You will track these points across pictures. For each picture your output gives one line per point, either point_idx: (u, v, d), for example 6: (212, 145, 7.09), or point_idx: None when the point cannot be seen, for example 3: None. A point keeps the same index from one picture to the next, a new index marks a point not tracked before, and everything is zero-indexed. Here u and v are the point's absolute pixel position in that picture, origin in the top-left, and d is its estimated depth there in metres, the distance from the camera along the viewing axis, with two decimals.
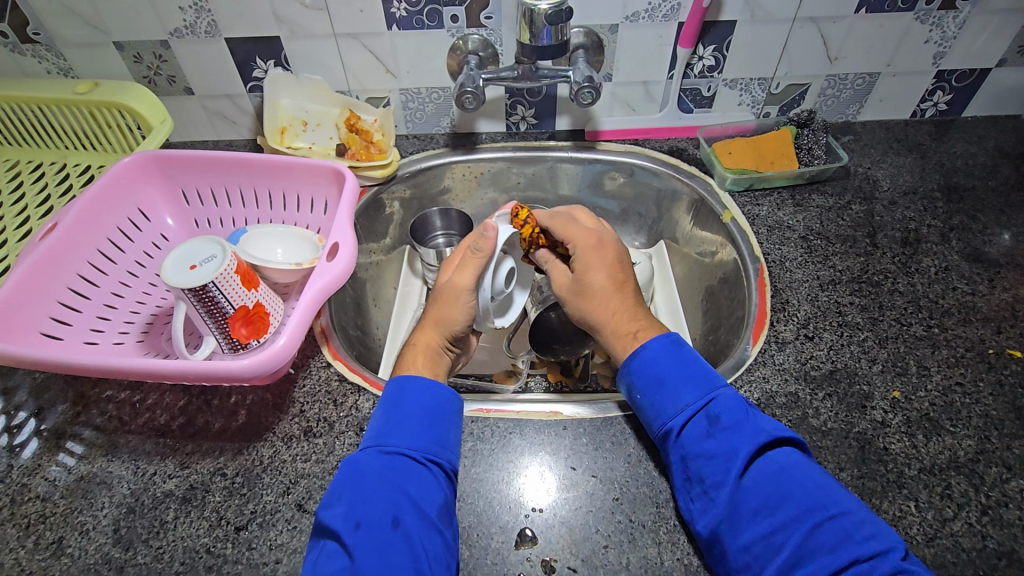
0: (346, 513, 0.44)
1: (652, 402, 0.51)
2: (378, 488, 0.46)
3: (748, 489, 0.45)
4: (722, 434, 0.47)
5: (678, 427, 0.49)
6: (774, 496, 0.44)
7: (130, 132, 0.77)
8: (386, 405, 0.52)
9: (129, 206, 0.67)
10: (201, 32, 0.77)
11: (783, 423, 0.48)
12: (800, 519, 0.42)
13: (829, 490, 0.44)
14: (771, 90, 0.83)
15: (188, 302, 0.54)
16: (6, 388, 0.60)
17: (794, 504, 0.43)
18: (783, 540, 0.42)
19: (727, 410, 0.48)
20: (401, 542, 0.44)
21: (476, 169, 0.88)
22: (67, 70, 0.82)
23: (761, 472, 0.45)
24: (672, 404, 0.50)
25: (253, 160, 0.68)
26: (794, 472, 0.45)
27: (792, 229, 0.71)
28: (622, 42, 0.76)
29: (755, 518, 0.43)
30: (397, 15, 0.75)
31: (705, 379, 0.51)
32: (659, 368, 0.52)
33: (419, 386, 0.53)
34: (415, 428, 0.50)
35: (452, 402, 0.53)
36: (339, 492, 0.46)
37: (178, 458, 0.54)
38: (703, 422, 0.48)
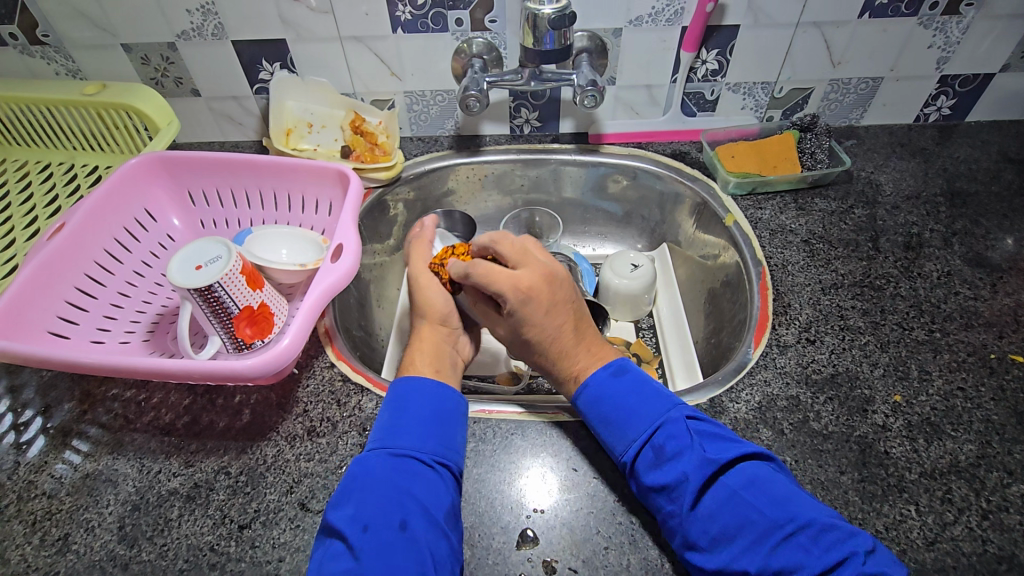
0: (353, 517, 0.45)
1: (609, 432, 0.51)
2: (384, 490, 0.46)
3: (700, 517, 0.44)
4: (669, 465, 0.47)
5: (630, 461, 0.49)
6: (729, 521, 0.44)
7: (138, 133, 0.77)
8: (392, 401, 0.53)
9: (135, 206, 0.68)
10: (208, 35, 0.78)
11: (738, 442, 0.48)
12: (759, 542, 0.42)
13: (786, 504, 0.44)
14: (775, 94, 0.83)
15: (194, 302, 0.55)
16: (13, 385, 0.60)
17: (750, 529, 0.43)
18: (746, 565, 0.42)
19: (678, 433, 0.49)
20: (405, 545, 0.44)
21: (479, 171, 0.88)
22: (76, 72, 0.83)
23: (713, 498, 0.45)
24: (621, 441, 0.50)
25: (259, 161, 0.68)
26: (744, 494, 0.44)
27: (794, 232, 0.72)
28: (625, 45, 0.77)
29: (714, 545, 0.43)
30: (402, 18, 0.75)
31: (652, 408, 0.51)
32: (604, 406, 0.52)
33: (421, 384, 0.53)
34: (420, 427, 0.51)
35: (457, 405, 0.53)
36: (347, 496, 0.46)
37: (182, 457, 0.54)
38: (649, 456, 0.48)
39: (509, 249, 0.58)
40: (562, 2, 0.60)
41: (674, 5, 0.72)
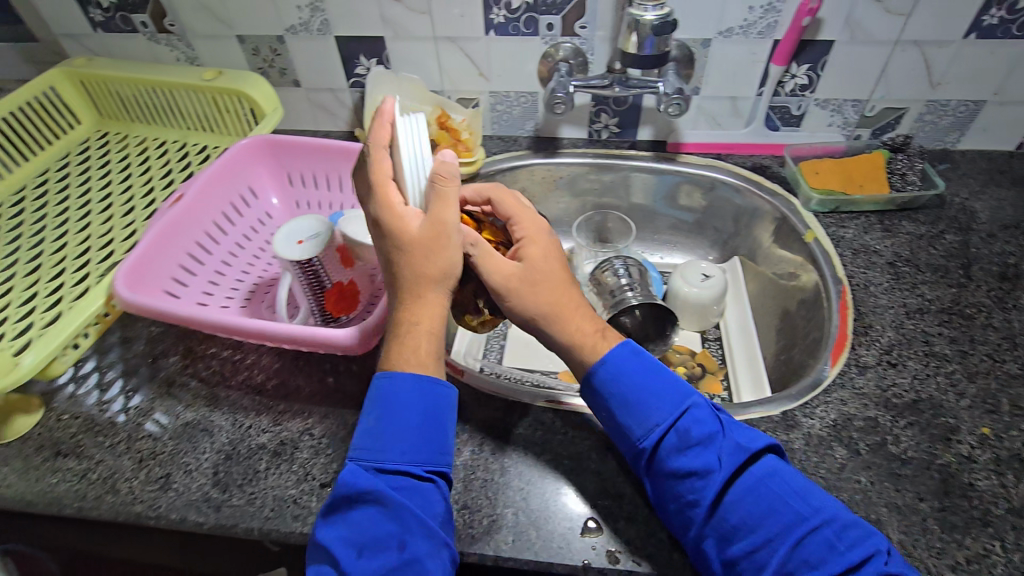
0: (347, 539, 0.43)
1: (630, 412, 0.49)
2: (377, 513, 0.43)
3: (727, 509, 0.44)
4: (695, 451, 0.46)
5: (651, 446, 0.48)
6: (758, 512, 0.43)
7: (244, 117, 0.84)
8: (372, 409, 0.47)
9: (241, 184, 0.74)
10: (314, 30, 0.84)
11: (743, 438, 0.47)
12: (784, 533, 0.42)
13: (808, 497, 0.44)
14: (865, 113, 0.81)
15: (293, 273, 0.60)
16: (127, 336, 0.67)
17: (778, 520, 0.43)
18: (768, 557, 0.42)
19: (702, 417, 0.48)
20: (410, 566, 0.42)
21: (555, 173, 0.90)
22: (194, 59, 0.91)
23: (740, 485, 0.45)
24: (642, 423, 0.48)
25: (355, 149, 0.73)
26: (771, 482, 0.44)
27: (879, 253, 0.70)
28: (713, 56, 0.77)
29: (739, 538, 0.43)
30: (495, 22, 0.78)
31: (669, 392, 0.49)
32: (625, 385, 0.49)
33: (405, 386, 0.46)
34: (416, 440, 0.46)
35: (448, 397, 0.48)
36: (338, 520, 0.44)
37: (271, 415, 0.58)
38: (671, 442, 0.47)
39: (511, 203, 0.56)
40: (665, 10, 0.62)
41: (767, 18, 0.72)
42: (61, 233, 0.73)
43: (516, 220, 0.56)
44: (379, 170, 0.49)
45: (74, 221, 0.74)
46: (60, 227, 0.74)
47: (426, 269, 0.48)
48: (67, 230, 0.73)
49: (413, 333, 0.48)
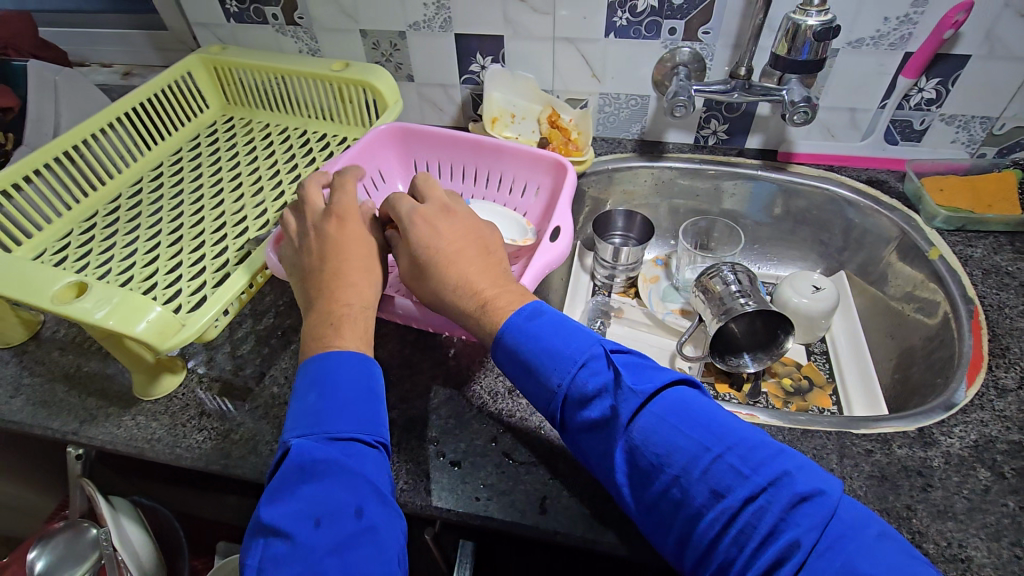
0: (302, 507, 0.40)
1: (523, 370, 0.47)
2: (331, 482, 0.41)
3: (651, 459, 0.41)
4: (597, 400, 0.44)
5: (562, 403, 0.46)
6: (666, 452, 0.41)
7: (365, 108, 0.87)
8: (310, 385, 0.46)
9: (374, 167, 0.78)
10: (437, 27, 0.87)
11: (624, 373, 0.44)
12: (691, 467, 0.40)
13: (717, 427, 0.41)
14: (994, 130, 0.78)
15: None
16: (259, 309, 0.71)
17: (689, 459, 0.40)
18: (716, 510, 0.39)
19: (591, 368, 0.45)
20: (368, 532, 0.40)
21: (659, 176, 0.90)
22: (316, 51, 0.95)
23: (639, 428, 0.42)
24: (545, 383, 0.46)
25: (483, 142, 0.75)
26: (665, 418, 0.42)
27: (1012, 275, 0.67)
28: (837, 67, 0.76)
29: (672, 487, 0.40)
30: (617, 24, 0.80)
31: (575, 342, 0.46)
32: (524, 340, 0.47)
33: (343, 364, 0.47)
34: (322, 408, 0.44)
35: (376, 374, 0.48)
36: (292, 489, 0.41)
37: (400, 393, 0.62)
38: (575, 398, 0.45)
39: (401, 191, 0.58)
40: (829, 16, 0.62)
41: (902, 29, 0.71)
42: (198, 208, 0.77)
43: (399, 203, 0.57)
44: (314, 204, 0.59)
45: (209, 197, 0.79)
46: (197, 202, 0.78)
47: (344, 279, 0.53)
48: (203, 206, 0.78)
49: (346, 318, 0.50)
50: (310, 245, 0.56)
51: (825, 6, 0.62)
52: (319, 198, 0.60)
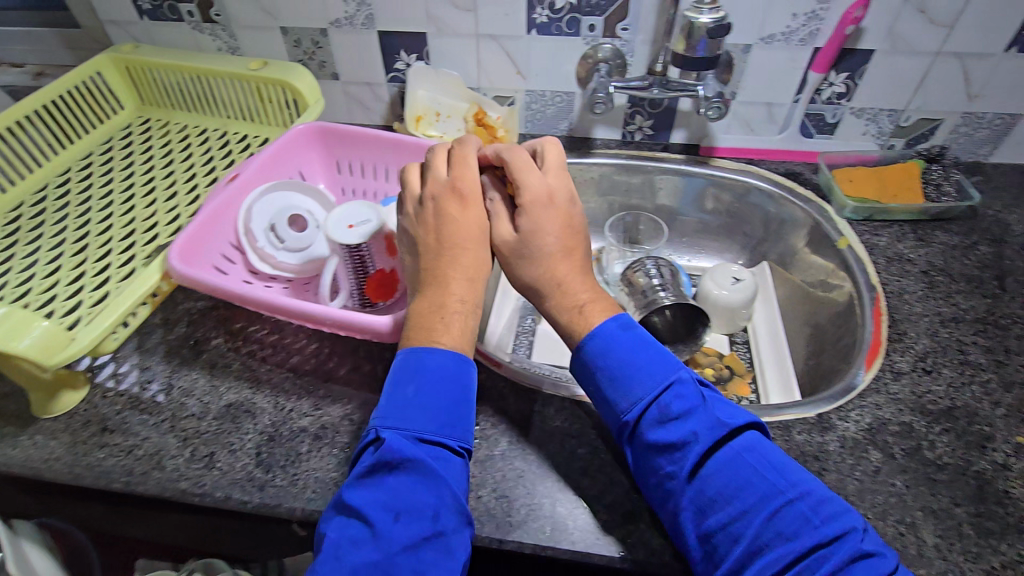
0: (385, 503, 0.42)
1: (621, 379, 0.49)
2: (416, 481, 0.43)
3: (705, 479, 0.44)
4: (674, 424, 0.46)
5: (633, 420, 0.48)
6: (733, 484, 0.44)
7: (286, 108, 0.85)
8: (405, 379, 0.48)
9: (294, 167, 0.76)
10: (358, 24, 0.85)
11: (721, 416, 0.47)
12: (759, 507, 0.42)
13: (786, 473, 0.44)
14: (900, 123, 0.81)
15: (340, 257, 0.62)
16: (170, 318, 0.68)
17: (754, 492, 0.43)
18: (743, 530, 0.42)
19: (689, 398, 0.47)
20: (439, 539, 0.42)
21: (588, 173, 0.91)
22: (236, 49, 0.92)
23: (716, 460, 0.45)
24: (710, 413, 0.47)
25: (406, 143, 0.74)
26: (748, 456, 0.45)
27: (912, 262, 0.70)
28: (751, 62, 0.78)
29: (726, 505, 0.43)
30: (538, 21, 0.79)
31: (671, 365, 0.50)
32: (608, 356, 0.50)
33: (439, 360, 0.49)
34: (419, 407, 0.47)
35: (469, 376, 0.50)
36: (380, 481, 0.44)
37: (313, 400, 0.60)
38: (654, 414, 0.47)
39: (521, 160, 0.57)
40: (721, 14, 0.63)
41: (810, 25, 0.73)
42: (107, 214, 0.74)
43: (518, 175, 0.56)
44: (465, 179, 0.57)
45: (119, 203, 0.76)
46: (106, 209, 0.75)
47: (460, 267, 0.53)
48: (113, 212, 0.75)
49: (457, 313, 0.52)
50: (427, 219, 0.56)
51: (716, 4, 0.63)
52: (418, 182, 0.60)
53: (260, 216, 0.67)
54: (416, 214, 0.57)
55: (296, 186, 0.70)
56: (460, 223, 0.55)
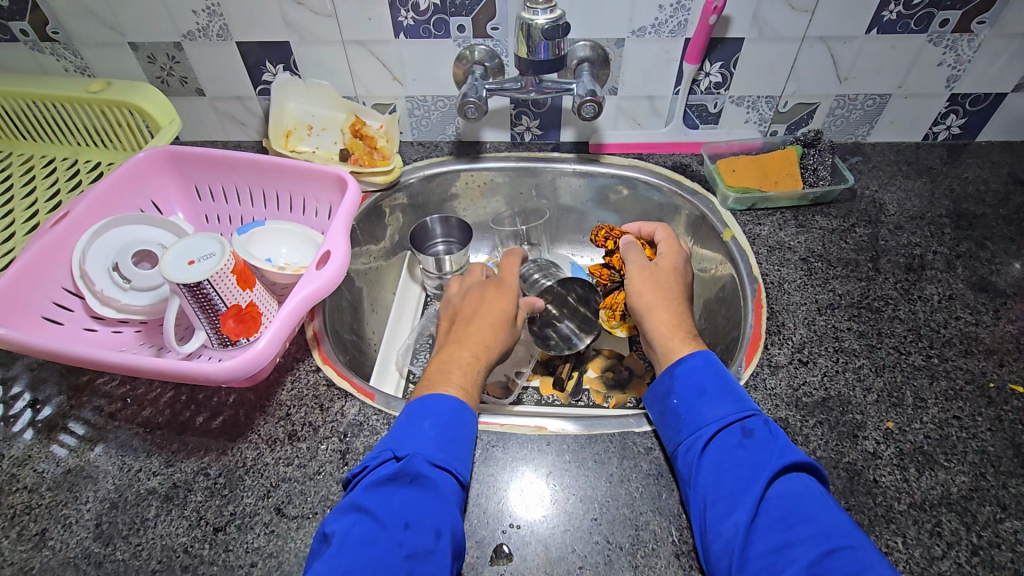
0: (395, 511, 0.45)
1: (688, 407, 0.53)
2: (429, 499, 0.46)
3: (771, 501, 0.45)
4: (755, 447, 0.48)
5: (713, 436, 0.50)
6: (795, 515, 0.44)
7: (140, 131, 0.78)
8: (423, 414, 0.51)
9: (142, 197, 0.69)
10: (214, 35, 0.78)
11: (796, 447, 0.48)
12: (813, 543, 0.42)
13: (835, 515, 0.44)
14: (779, 108, 0.82)
15: (182, 296, 0.55)
16: (4, 377, 0.61)
17: (812, 528, 0.43)
18: (796, 556, 0.41)
19: (763, 428, 0.50)
20: (441, 555, 0.43)
21: (480, 178, 0.88)
22: (84, 69, 0.83)
23: (784, 489, 0.46)
24: (711, 411, 0.52)
25: (262, 162, 0.69)
26: (806, 495, 0.45)
27: (793, 250, 0.71)
28: (627, 56, 0.76)
29: (769, 533, 0.43)
30: (404, 23, 0.75)
31: (743, 399, 0.52)
32: (701, 379, 0.54)
33: (437, 402, 0.52)
34: (436, 440, 0.50)
35: (472, 430, 0.53)
36: (395, 489, 0.46)
37: (164, 456, 0.55)
38: (737, 433, 0.50)
39: (666, 237, 0.71)
40: (555, 13, 0.62)
41: (677, 16, 0.71)
42: None
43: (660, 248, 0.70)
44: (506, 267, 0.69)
45: None
46: None
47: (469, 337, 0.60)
48: None
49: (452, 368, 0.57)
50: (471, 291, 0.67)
51: (549, 4, 0.62)
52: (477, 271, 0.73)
53: (100, 257, 0.60)
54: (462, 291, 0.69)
55: (139, 219, 0.63)
56: (486, 302, 0.64)
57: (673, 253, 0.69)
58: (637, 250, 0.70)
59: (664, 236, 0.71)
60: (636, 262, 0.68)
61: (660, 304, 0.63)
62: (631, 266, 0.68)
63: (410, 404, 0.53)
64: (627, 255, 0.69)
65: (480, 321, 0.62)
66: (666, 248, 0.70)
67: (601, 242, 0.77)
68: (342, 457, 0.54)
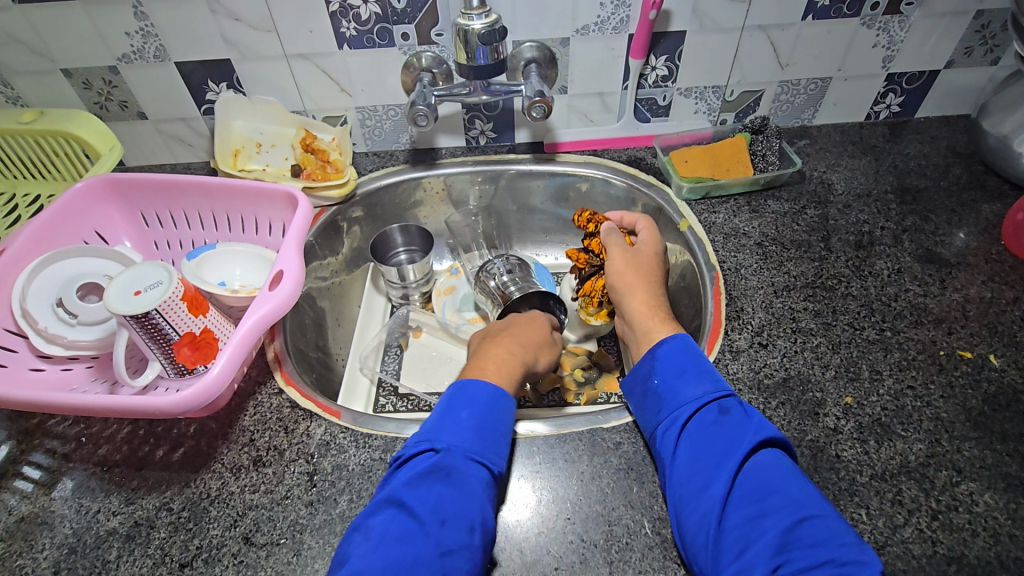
0: (432, 507, 0.44)
1: (667, 387, 0.54)
2: (461, 492, 0.46)
3: (746, 473, 0.46)
4: (730, 423, 0.49)
5: (691, 413, 0.51)
6: (768, 486, 0.44)
7: (80, 159, 0.75)
8: (463, 404, 0.52)
9: (86, 227, 0.67)
10: (151, 57, 0.76)
11: (770, 423, 0.49)
12: (787, 512, 0.43)
13: (813, 490, 0.45)
14: (726, 97, 0.83)
15: (130, 329, 0.53)
16: None
17: (785, 498, 0.43)
18: (768, 526, 0.42)
19: (739, 407, 0.51)
20: (473, 551, 0.43)
21: (438, 185, 0.88)
22: (16, 99, 0.80)
23: (758, 462, 0.46)
24: (690, 390, 0.52)
25: (208, 184, 0.67)
26: (784, 469, 0.46)
27: (748, 235, 0.72)
28: (573, 54, 0.76)
29: (744, 505, 0.44)
30: (347, 35, 0.74)
31: (720, 378, 0.54)
32: (681, 359, 0.55)
33: (479, 391, 0.53)
34: (474, 433, 0.50)
35: (510, 410, 0.53)
36: (428, 485, 0.46)
37: (123, 494, 0.53)
38: (713, 411, 0.51)
39: (645, 225, 0.71)
40: (491, 17, 0.62)
41: (619, 12, 0.72)
42: None
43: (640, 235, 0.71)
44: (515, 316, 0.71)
45: None
46: None
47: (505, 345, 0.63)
48: None
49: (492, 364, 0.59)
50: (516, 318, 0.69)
51: (484, 9, 0.62)
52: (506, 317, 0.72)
53: (42, 294, 0.58)
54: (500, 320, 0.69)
55: (82, 251, 0.61)
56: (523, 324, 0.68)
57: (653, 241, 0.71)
58: (617, 237, 0.70)
59: (643, 224, 0.71)
60: (618, 248, 0.68)
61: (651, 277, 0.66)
62: (614, 251, 0.68)
63: (466, 382, 0.55)
64: (608, 239, 0.70)
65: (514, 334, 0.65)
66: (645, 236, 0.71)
67: (583, 225, 0.73)
68: (310, 479, 0.53)
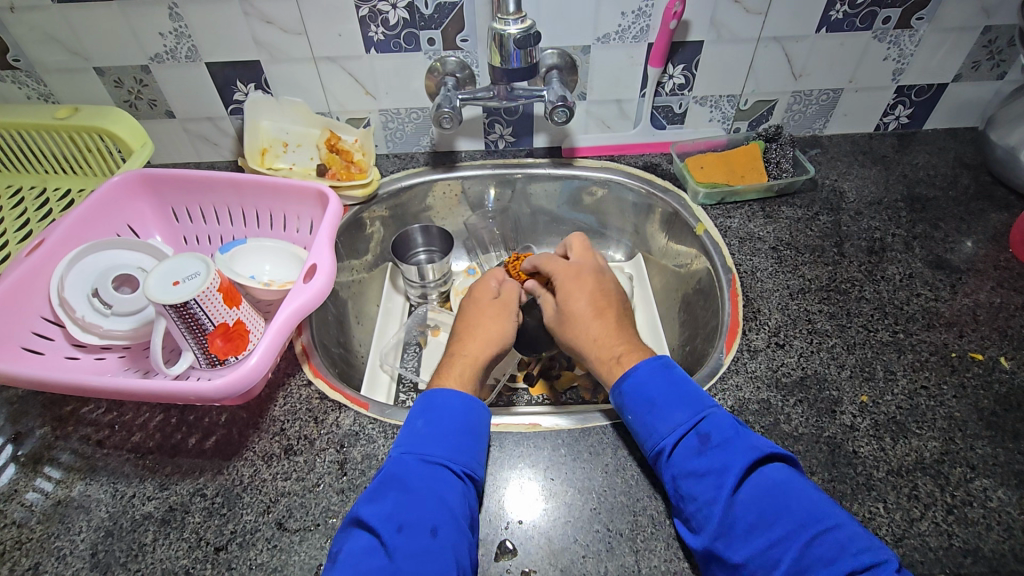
0: (388, 516, 0.46)
1: (642, 423, 0.53)
2: (415, 497, 0.47)
3: (743, 500, 0.46)
4: (714, 451, 0.49)
5: (672, 447, 0.51)
6: (769, 511, 0.44)
7: (111, 155, 0.77)
8: (417, 414, 0.54)
9: (118, 222, 0.69)
10: (182, 57, 0.78)
11: (752, 438, 0.49)
12: (795, 536, 0.43)
13: (815, 506, 0.45)
14: (741, 106, 0.85)
15: (168, 317, 0.54)
16: None
17: (789, 520, 0.44)
18: (781, 552, 0.43)
19: (718, 429, 0.50)
20: (440, 552, 0.44)
21: (456, 187, 0.90)
22: (48, 96, 0.82)
23: (752, 486, 0.46)
24: (664, 424, 0.52)
25: (239, 180, 0.69)
26: (783, 486, 0.46)
27: (763, 240, 0.74)
28: (594, 62, 0.78)
29: (754, 534, 0.44)
30: (374, 39, 0.76)
31: (693, 401, 0.53)
32: (651, 390, 0.54)
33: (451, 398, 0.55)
34: (431, 438, 0.52)
35: (481, 417, 0.55)
36: (382, 495, 0.47)
37: (157, 480, 0.54)
38: (694, 441, 0.50)
39: (549, 262, 0.73)
40: (527, 23, 0.64)
41: (640, 22, 0.74)
42: None
43: (555, 270, 0.72)
44: (476, 302, 0.71)
45: None
46: None
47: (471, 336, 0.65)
48: None
49: (453, 361, 0.62)
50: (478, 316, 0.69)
51: (520, 15, 0.64)
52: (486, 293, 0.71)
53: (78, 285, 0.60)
54: (464, 314, 0.70)
55: (115, 244, 0.63)
56: (466, 312, 0.69)
57: (584, 253, 0.74)
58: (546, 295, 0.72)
59: (550, 261, 0.73)
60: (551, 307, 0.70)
61: (573, 291, 0.68)
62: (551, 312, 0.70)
63: (440, 390, 0.56)
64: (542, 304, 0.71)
65: (476, 335, 0.66)
66: (575, 250, 0.74)
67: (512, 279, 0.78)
68: (340, 467, 0.54)
